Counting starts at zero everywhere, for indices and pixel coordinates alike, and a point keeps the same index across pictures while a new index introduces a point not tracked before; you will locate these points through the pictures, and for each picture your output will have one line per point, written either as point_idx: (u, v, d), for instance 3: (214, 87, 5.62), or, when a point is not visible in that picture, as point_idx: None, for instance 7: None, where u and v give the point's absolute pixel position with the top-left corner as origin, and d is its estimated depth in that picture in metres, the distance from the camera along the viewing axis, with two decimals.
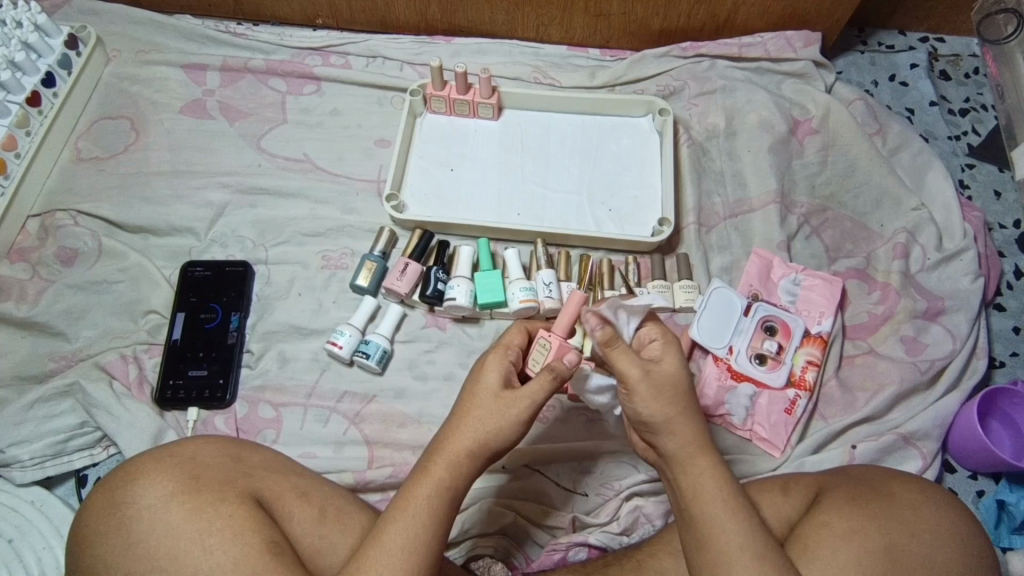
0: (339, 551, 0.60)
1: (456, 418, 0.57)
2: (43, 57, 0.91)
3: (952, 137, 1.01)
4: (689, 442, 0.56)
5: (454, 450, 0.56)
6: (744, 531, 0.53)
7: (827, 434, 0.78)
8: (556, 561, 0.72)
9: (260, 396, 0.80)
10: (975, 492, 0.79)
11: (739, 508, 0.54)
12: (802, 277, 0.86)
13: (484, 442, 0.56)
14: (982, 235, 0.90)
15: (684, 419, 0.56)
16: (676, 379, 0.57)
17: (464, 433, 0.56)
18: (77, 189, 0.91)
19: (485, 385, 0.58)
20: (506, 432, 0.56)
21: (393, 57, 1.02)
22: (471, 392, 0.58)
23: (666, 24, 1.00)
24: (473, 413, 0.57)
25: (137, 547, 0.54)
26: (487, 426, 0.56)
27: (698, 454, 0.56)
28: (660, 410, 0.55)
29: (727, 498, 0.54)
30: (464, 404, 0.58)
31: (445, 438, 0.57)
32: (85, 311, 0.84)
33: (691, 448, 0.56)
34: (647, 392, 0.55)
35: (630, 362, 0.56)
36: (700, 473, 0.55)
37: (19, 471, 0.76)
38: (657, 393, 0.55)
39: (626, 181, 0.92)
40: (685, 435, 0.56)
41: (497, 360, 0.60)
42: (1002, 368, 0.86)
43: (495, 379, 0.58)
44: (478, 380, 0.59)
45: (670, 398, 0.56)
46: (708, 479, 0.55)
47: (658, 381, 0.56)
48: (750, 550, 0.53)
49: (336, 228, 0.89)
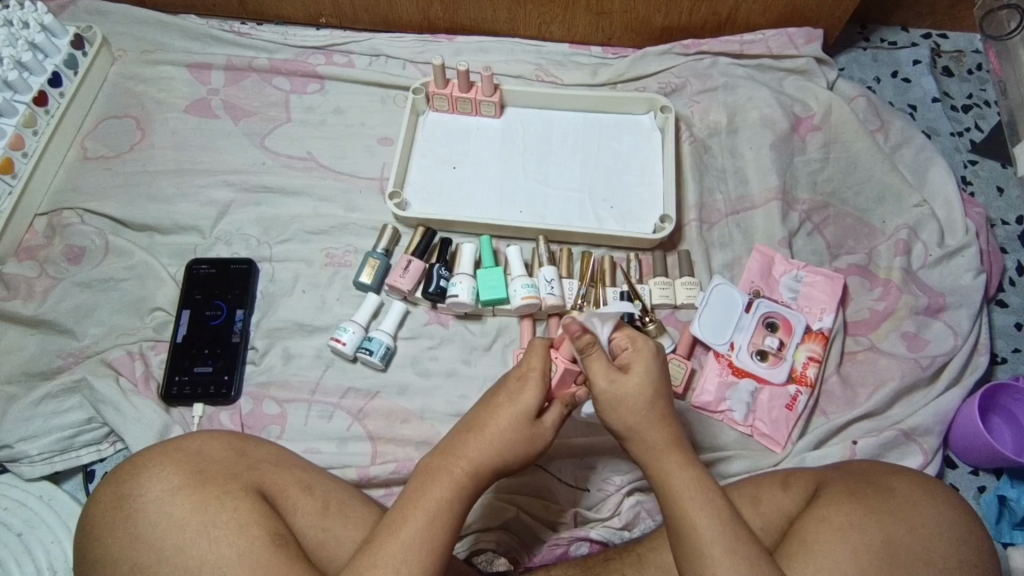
0: (342, 543, 0.60)
1: (484, 429, 0.58)
2: (49, 58, 0.92)
3: (955, 133, 1.01)
4: (657, 445, 0.58)
5: (479, 460, 0.57)
6: (715, 526, 0.54)
7: (828, 430, 0.78)
8: (559, 555, 0.74)
9: (265, 392, 0.81)
10: (976, 487, 0.80)
11: (712, 505, 0.55)
12: (803, 274, 0.86)
13: (506, 459, 0.58)
14: (984, 231, 0.90)
15: (648, 425, 0.59)
16: (643, 389, 0.59)
17: (493, 447, 0.58)
18: (83, 188, 0.92)
19: (522, 404, 0.59)
20: (527, 449, 0.59)
21: (396, 56, 1.02)
22: (505, 408, 0.59)
23: (668, 21, 1.00)
24: (503, 427, 0.58)
25: (145, 540, 0.55)
26: (511, 441, 0.58)
27: (667, 456, 0.58)
28: (624, 420, 0.59)
29: (699, 495, 0.55)
30: (494, 417, 0.59)
31: (469, 446, 0.57)
32: (92, 308, 0.85)
33: (660, 451, 0.58)
34: (608, 405, 0.59)
35: (600, 374, 0.59)
36: (669, 473, 0.57)
37: (28, 465, 0.77)
38: (618, 405, 0.59)
39: (628, 179, 0.93)
40: (651, 439, 0.59)
41: (537, 384, 0.60)
42: (1004, 365, 0.86)
43: (533, 403, 0.59)
44: (513, 397, 0.59)
45: (632, 407, 0.59)
46: (677, 478, 0.56)
47: (620, 393, 0.59)
48: (722, 545, 0.53)
49: (339, 226, 0.90)
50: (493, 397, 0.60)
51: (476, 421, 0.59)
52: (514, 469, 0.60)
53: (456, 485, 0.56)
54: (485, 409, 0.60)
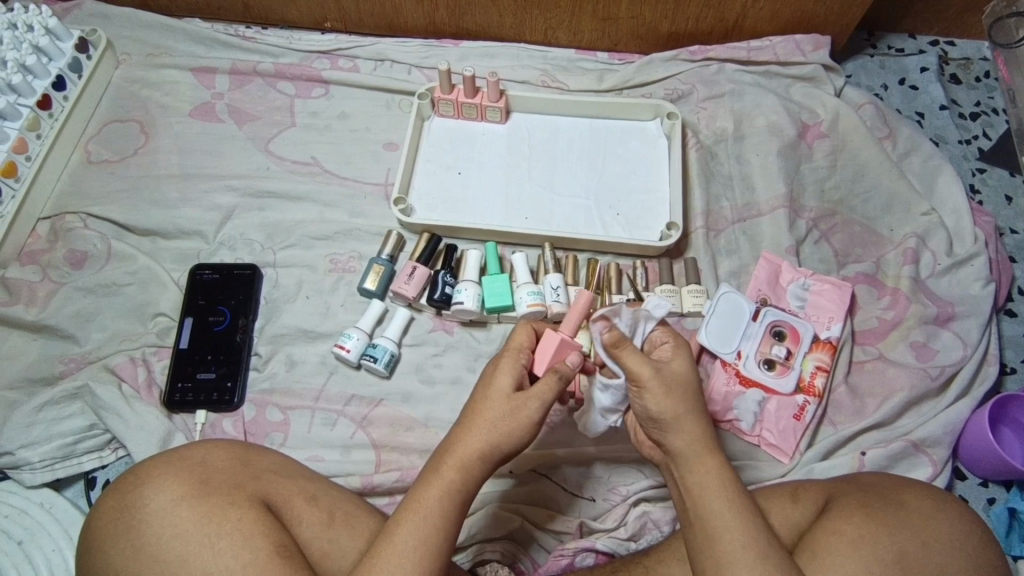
0: (348, 555, 0.60)
1: (469, 420, 0.58)
2: (53, 61, 0.92)
3: (964, 141, 1.01)
4: (696, 439, 0.57)
5: (466, 453, 0.56)
6: (747, 530, 0.54)
7: (835, 440, 0.78)
8: (563, 566, 0.72)
9: (268, 399, 0.80)
10: (986, 499, 0.79)
11: (744, 508, 0.55)
12: (810, 282, 0.86)
13: (498, 448, 0.57)
14: (994, 240, 0.89)
15: (691, 418, 0.57)
16: (689, 380, 0.59)
17: (478, 437, 0.57)
18: (88, 192, 0.91)
19: (498, 386, 0.59)
20: (516, 433, 0.57)
21: (402, 61, 1.02)
22: (483, 397, 0.59)
23: (675, 28, 1.00)
24: (488, 415, 0.57)
25: (147, 551, 0.54)
26: (498, 428, 0.57)
27: (704, 451, 0.57)
28: (670, 407, 0.57)
29: (733, 497, 0.55)
30: (479, 409, 0.58)
31: (456, 442, 0.57)
32: (94, 314, 0.84)
33: (697, 445, 0.57)
34: (658, 389, 0.57)
35: (641, 362, 0.57)
36: (706, 472, 0.56)
37: (29, 473, 0.77)
38: (669, 391, 0.57)
39: (634, 186, 0.92)
40: (692, 432, 0.57)
41: (509, 363, 0.60)
42: (1013, 375, 0.85)
43: (507, 383, 0.59)
44: (489, 383, 0.59)
45: (680, 396, 0.58)
46: (713, 475, 0.56)
47: (670, 380, 0.58)
48: (754, 550, 0.53)
49: (344, 232, 0.89)
50: (473, 391, 0.60)
51: (462, 417, 0.59)
52: (510, 452, 0.58)
53: (446, 481, 0.55)
54: (468, 402, 0.59)
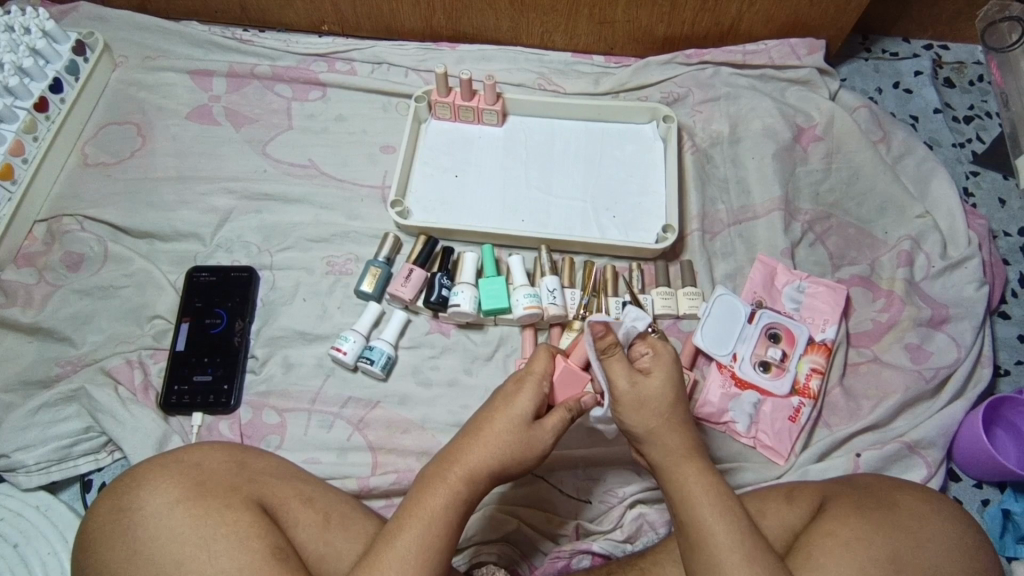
0: (344, 557, 0.60)
1: (482, 434, 0.58)
2: (50, 64, 0.92)
3: (957, 144, 1.01)
4: (676, 449, 0.59)
5: (475, 466, 0.57)
6: (732, 532, 0.54)
7: (830, 442, 0.78)
8: (560, 568, 0.73)
9: (265, 401, 0.81)
10: (980, 500, 0.79)
11: (729, 511, 0.55)
12: (806, 284, 0.86)
13: (504, 465, 0.58)
14: (987, 243, 0.90)
15: (668, 429, 0.60)
16: (665, 394, 0.61)
17: (490, 452, 0.57)
18: (84, 195, 0.91)
19: (518, 408, 0.59)
20: (526, 459, 0.58)
21: (398, 63, 1.02)
22: (500, 414, 0.59)
23: (671, 32, 1.00)
24: (501, 433, 0.58)
25: (143, 554, 0.54)
26: (510, 448, 0.58)
27: (684, 460, 0.59)
28: (643, 421, 0.60)
29: (717, 501, 0.56)
30: (492, 423, 0.58)
31: (467, 453, 0.57)
32: (90, 316, 0.84)
33: (677, 455, 0.59)
34: (631, 404, 0.60)
35: (621, 373, 0.61)
36: (687, 479, 0.57)
37: (25, 475, 0.76)
38: (641, 405, 0.60)
39: (630, 189, 0.93)
40: (671, 443, 0.59)
41: (532, 387, 0.60)
42: (1007, 377, 0.86)
43: (529, 407, 0.59)
44: (508, 402, 0.59)
45: (653, 410, 0.60)
46: (695, 481, 0.57)
47: (642, 395, 0.60)
48: (740, 551, 0.53)
49: (341, 234, 0.89)
50: (489, 405, 0.60)
51: (473, 427, 0.59)
52: (514, 473, 0.59)
53: (453, 490, 0.55)
54: (482, 414, 0.59)
